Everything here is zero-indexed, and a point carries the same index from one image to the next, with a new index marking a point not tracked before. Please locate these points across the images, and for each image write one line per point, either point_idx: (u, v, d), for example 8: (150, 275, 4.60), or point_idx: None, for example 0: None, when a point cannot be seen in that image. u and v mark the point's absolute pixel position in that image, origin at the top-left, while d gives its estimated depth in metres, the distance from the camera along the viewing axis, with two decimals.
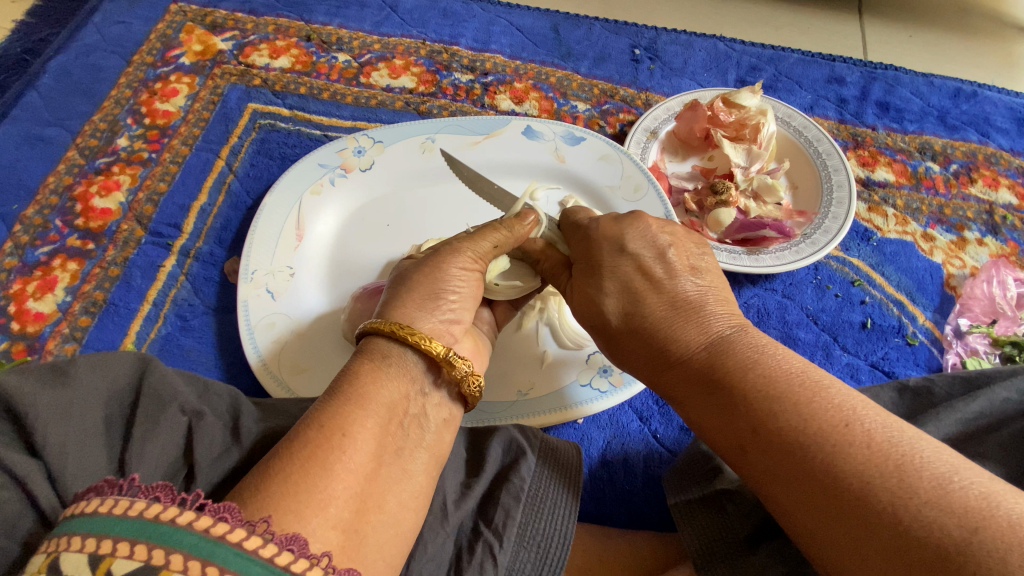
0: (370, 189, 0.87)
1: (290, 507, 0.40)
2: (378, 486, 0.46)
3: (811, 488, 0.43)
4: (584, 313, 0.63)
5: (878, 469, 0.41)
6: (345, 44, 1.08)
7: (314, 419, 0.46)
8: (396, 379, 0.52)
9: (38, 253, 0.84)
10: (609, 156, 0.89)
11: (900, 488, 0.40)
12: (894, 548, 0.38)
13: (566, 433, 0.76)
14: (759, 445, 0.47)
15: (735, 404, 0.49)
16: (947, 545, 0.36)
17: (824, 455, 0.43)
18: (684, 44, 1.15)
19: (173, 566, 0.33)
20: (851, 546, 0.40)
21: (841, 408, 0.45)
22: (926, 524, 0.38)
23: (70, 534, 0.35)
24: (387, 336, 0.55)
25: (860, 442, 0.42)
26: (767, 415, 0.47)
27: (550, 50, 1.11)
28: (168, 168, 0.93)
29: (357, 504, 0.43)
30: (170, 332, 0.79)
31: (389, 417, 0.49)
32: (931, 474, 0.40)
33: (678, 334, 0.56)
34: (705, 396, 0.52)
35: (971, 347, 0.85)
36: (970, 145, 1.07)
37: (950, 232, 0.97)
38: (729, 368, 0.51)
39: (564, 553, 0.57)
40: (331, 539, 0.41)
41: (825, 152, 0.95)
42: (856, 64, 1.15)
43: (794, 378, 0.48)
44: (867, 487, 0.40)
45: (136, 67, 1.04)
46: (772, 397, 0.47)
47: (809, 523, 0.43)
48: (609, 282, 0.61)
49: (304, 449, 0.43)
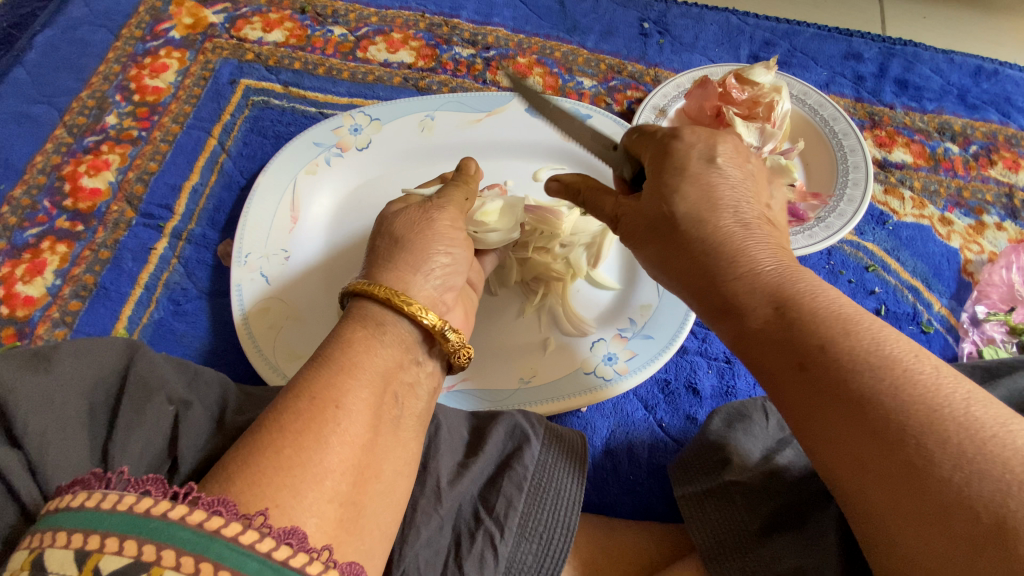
0: (368, 169, 0.84)
1: (286, 484, 0.38)
2: (374, 454, 0.45)
3: (872, 410, 0.39)
4: (649, 211, 0.56)
5: (945, 400, 0.38)
6: (340, 17, 1.03)
7: (304, 389, 0.44)
8: (391, 353, 0.51)
9: (26, 235, 0.82)
10: (615, 135, 0.85)
11: (965, 422, 0.37)
12: (950, 481, 0.35)
13: (570, 422, 0.74)
14: (820, 364, 0.42)
15: (802, 322, 0.45)
16: (1007, 481, 0.34)
17: (890, 382, 0.39)
18: (695, 17, 1.10)
19: (165, 562, 0.32)
20: (901, 479, 0.37)
21: (908, 342, 0.42)
22: (990, 458, 0.35)
23: (54, 530, 0.33)
24: (379, 302, 0.54)
25: (931, 375, 0.39)
26: (837, 335, 0.43)
27: (555, 24, 1.06)
28: (159, 147, 0.90)
29: (354, 475, 0.42)
30: (163, 317, 0.77)
31: (383, 385, 0.48)
32: (997, 415, 0.37)
33: (745, 253, 0.52)
34: (763, 315, 0.47)
35: (988, 335, 0.83)
36: (990, 125, 1.02)
37: (969, 216, 0.94)
38: (794, 292, 0.47)
39: (567, 546, 0.55)
40: (328, 513, 0.39)
41: (842, 132, 0.91)
42: (874, 39, 1.10)
43: (862, 310, 0.45)
44: (934, 416, 0.37)
45: (124, 41, 1.00)
46: (843, 323, 0.44)
47: (856, 453, 0.39)
48: (690, 180, 0.55)
49: (297, 422, 0.41)
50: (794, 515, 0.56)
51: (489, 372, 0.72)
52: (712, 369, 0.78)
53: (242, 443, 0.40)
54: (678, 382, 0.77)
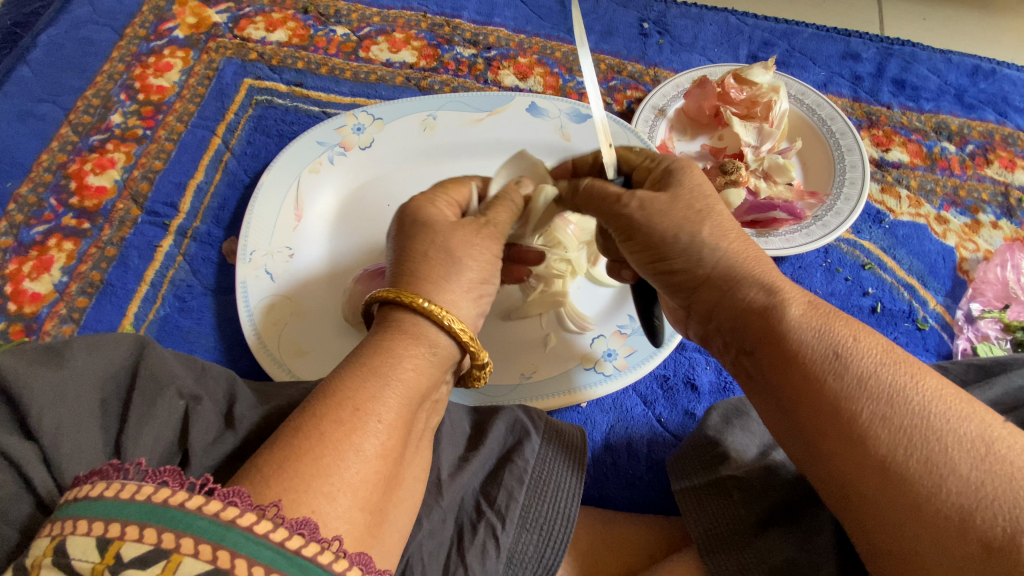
0: (370, 167, 0.85)
1: (311, 482, 0.39)
2: (402, 467, 0.46)
3: (863, 440, 0.43)
4: (664, 220, 0.57)
5: (932, 430, 0.41)
6: (342, 16, 1.04)
7: (345, 399, 0.44)
8: (434, 365, 0.51)
9: (33, 233, 0.83)
10: (616, 134, 0.85)
11: (947, 452, 0.40)
12: (932, 506, 0.39)
13: (570, 416, 0.75)
14: (832, 375, 0.45)
15: (800, 351, 0.47)
16: (979, 507, 0.38)
17: (895, 395, 0.43)
18: (694, 18, 1.11)
19: (184, 549, 0.33)
20: (905, 492, 0.40)
21: (903, 367, 0.44)
22: (966, 486, 0.39)
23: (75, 518, 0.34)
24: (435, 322, 0.52)
25: (920, 404, 0.42)
26: (834, 366, 0.45)
27: (556, 24, 1.07)
28: (164, 145, 0.91)
29: (385, 487, 0.43)
30: (169, 313, 0.78)
31: (416, 404, 0.49)
32: (980, 441, 0.41)
33: (749, 273, 0.53)
34: (765, 340, 0.50)
35: (982, 332, 0.84)
36: (987, 125, 1.03)
37: (964, 214, 0.95)
38: (794, 319, 0.49)
39: (568, 536, 0.56)
40: (357, 519, 0.40)
41: (839, 131, 0.92)
42: (872, 39, 1.11)
43: (861, 335, 0.47)
44: (918, 446, 0.41)
45: (128, 41, 1.01)
46: (840, 351, 0.46)
47: (864, 464, 0.42)
48: (696, 202, 0.58)
49: (336, 431, 0.42)
50: (789, 509, 0.57)
51: None
52: (710, 365, 0.79)
53: (286, 449, 0.40)
54: (678, 378, 0.78)
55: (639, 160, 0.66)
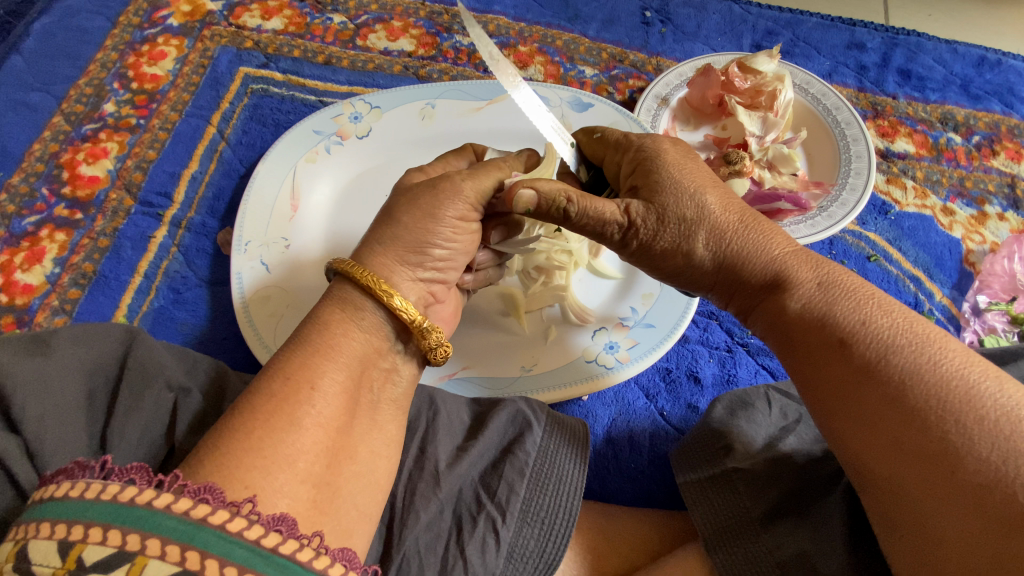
0: (368, 157, 0.83)
1: (273, 476, 0.38)
2: (350, 437, 0.45)
3: (874, 419, 0.44)
4: (661, 242, 0.56)
5: (947, 407, 0.41)
6: (340, 4, 1.02)
7: (293, 377, 0.44)
8: (366, 334, 0.50)
9: (25, 223, 0.81)
10: (617, 123, 0.84)
11: (963, 429, 0.40)
12: (944, 481, 0.40)
13: (571, 410, 0.73)
14: (842, 356, 0.47)
15: (812, 335, 0.49)
16: (996, 482, 0.38)
17: (908, 376, 0.44)
18: (697, 6, 1.09)
19: (150, 551, 0.31)
20: (916, 468, 0.41)
21: (920, 347, 0.45)
22: (981, 462, 0.39)
23: (39, 520, 0.33)
24: (362, 288, 0.51)
25: (935, 383, 0.43)
26: (844, 348, 0.47)
27: (556, 12, 1.05)
28: (157, 134, 0.90)
29: (328, 458, 0.42)
30: (163, 305, 0.77)
31: (360, 368, 0.48)
32: (1002, 417, 0.40)
33: (763, 259, 0.54)
34: (780, 325, 0.52)
35: (989, 325, 0.83)
36: (993, 116, 1.02)
37: (970, 206, 0.93)
38: (807, 304, 0.50)
39: (570, 530, 0.55)
40: (300, 494, 0.39)
41: (845, 120, 0.91)
42: (878, 29, 1.09)
43: (877, 315, 0.47)
44: (931, 424, 0.41)
45: (122, 29, 0.99)
46: (852, 334, 0.47)
47: (875, 441, 0.44)
48: (687, 203, 0.55)
49: (267, 403, 0.41)
50: (801, 499, 0.56)
51: (490, 362, 0.72)
52: (713, 358, 0.78)
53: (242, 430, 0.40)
54: (680, 371, 0.77)
55: (605, 152, 0.64)
